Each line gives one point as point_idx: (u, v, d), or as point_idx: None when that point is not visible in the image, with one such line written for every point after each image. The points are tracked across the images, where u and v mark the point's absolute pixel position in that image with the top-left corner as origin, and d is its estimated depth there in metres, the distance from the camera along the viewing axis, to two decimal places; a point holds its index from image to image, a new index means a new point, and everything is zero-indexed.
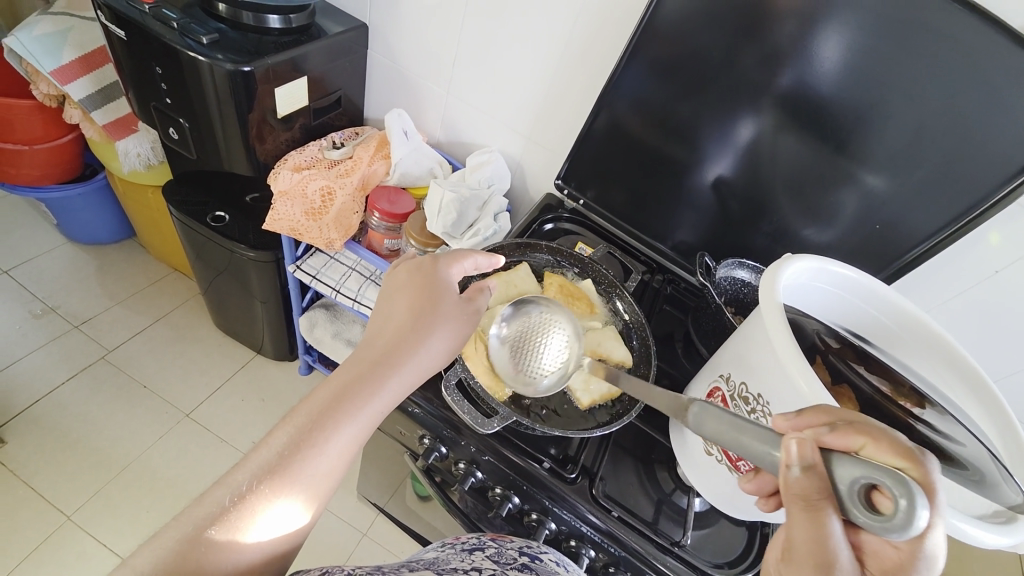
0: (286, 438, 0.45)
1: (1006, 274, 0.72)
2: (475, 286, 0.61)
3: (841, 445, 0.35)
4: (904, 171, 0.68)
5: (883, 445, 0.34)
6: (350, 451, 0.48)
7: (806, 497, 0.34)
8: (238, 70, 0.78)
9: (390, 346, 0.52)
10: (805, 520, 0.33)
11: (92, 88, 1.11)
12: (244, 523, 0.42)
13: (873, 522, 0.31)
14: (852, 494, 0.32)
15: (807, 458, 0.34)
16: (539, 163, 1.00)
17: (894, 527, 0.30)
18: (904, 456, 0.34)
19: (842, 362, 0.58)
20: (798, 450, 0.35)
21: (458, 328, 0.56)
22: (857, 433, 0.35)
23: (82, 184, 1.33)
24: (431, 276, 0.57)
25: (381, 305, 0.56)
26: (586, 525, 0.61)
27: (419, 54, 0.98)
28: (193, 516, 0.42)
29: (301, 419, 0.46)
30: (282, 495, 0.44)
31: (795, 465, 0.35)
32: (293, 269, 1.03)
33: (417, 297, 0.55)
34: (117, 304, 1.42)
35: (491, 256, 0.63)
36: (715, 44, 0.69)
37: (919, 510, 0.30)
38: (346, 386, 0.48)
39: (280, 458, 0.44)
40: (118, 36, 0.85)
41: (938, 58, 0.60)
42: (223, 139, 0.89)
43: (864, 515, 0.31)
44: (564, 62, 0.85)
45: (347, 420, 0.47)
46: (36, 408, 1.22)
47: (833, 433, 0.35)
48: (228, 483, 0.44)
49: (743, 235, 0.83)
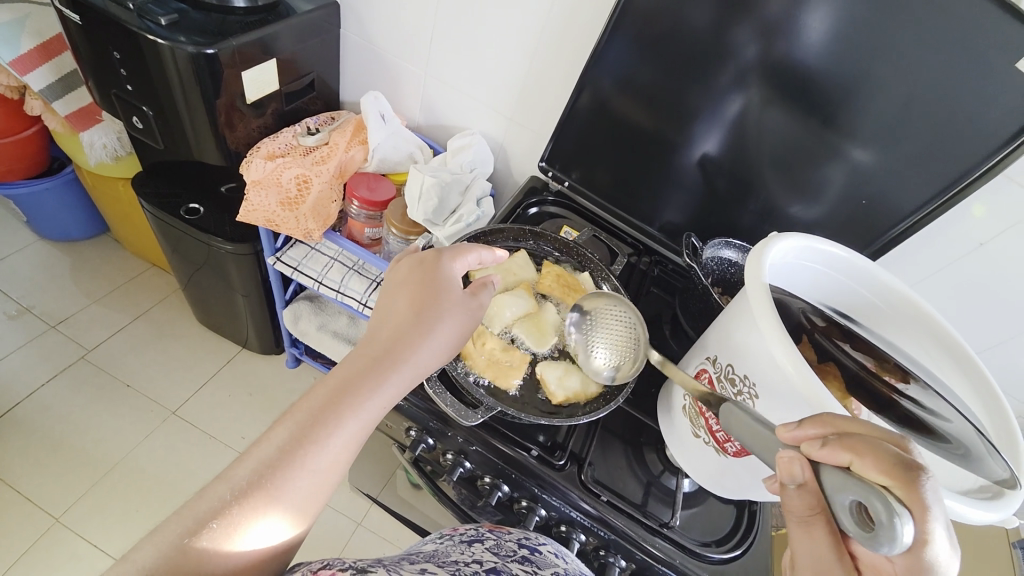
0: (288, 433, 0.44)
1: (990, 247, 0.72)
2: (478, 281, 0.59)
3: (834, 461, 0.36)
4: (890, 144, 0.67)
5: (872, 459, 0.34)
6: (351, 448, 0.47)
7: (802, 510, 0.37)
8: (201, 54, 0.75)
9: (392, 340, 0.51)
10: (805, 531, 0.37)
11: (52, 77, 1.05)
12: (243, 523, 0.41)
13: (860, 536, 0.33)
14: (840, 508, 0.35)
15: (799, 476, 0.37)
16: (522, 145, 0.97)
17: (873, 542, 0.32)
18: (894, 472, 0.33)
19: (827, 340, 0.57)
20: (788, 472, 0.37)
21: (461, 322, 0.55)
22: (851, 448, 0.35)
23: (50, 179, 1.28)
24: (433, 271, 0.55)
25: (381, 300, 0.55)
26: (577, 511, 0.61)
27: (394, 33, 0.94)
28: (195, 510, 0.41)
29: (302, 415, 0.45)
30: (281, 493, 0.43)
31: (791, 483, 0.38)
32: (273, 261, 1.01)
33: (419, 292, 0.54)
34: (95, 302, 1.39)
35: (493, 249, 0.61)
36: (699, 16, 0.67)
37: (898, 527, 0.31)
38: (346, 382, 0.48)
39: (281, 454, 0.43)
40: (72, 19, 0.80)
41: (925, 27, 0.58)
42: (191, 127, 0.85)
43: (851, 529, 0.34)
44: (544, 38, 0.82)
45: (348, 416, 0.46)
46: (17, 410, 1.19)
47: (824, 447, 0.36)
48: (230, 477, 0.43)
49: (730, 214, 0.82)
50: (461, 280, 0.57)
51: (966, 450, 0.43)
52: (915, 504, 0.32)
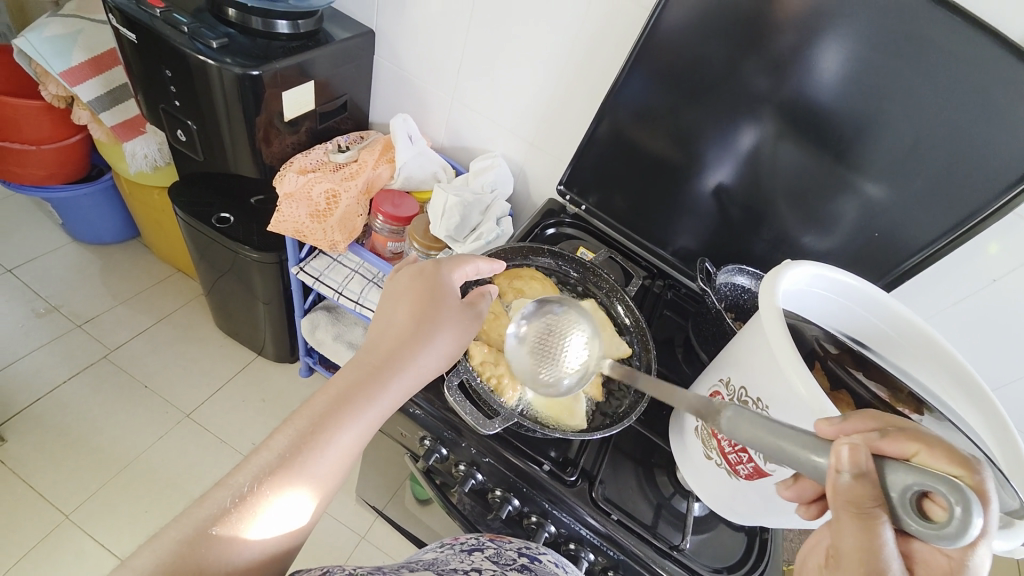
0: (289, 439, 0.47)
1: (1004, 283, 0.73)
2: (477, 290, 0.62)
3: (895, 451, 0.34)
4: (902, 180, 0.68)
5: (937, 450, 0.33)
6: (349, 454, 0.49)
7: (855, 504, 0.32)
8: (246, 74, 0.80)
9: (391, 350, 0.53)
10: (859, 528, 0.32)
11: (101, 90, 1.12)
12: (244, 524, 0.43)
13: (926, 532, 0.30)
14: (904, 502, 0.31)
15: (860, 465, 0.32)
16: (541, 168, 1.01)
17: (946, 536, 0.30)
18: (962, 465, 0.32)
19: (841, 368, 0.62)
20: (851, 456, 0.33)
21: (458, 335, 0.57)
22: (909, 438, 0.34)
23: (88, 185, 1.35)
24: (433, 283, 0.57)
25: (383, 309, 0.57)
26: (586, 528, 0.62)
27: (424, 60, 0.99)
28: (192, 518, 0.42)
29: (302, 423, 0.48)
30: (278, 499, 0.45)
31: (846, 470, 0.33)
32: (296, 271, 1.04)
33: (419, 304, 0.56)
34: (120, 304, 1.43)
35: (492, 260, 0.63)
36: (717, 53, 0.70)
37: (976, 519, 0.29)
38: (346, 390, 0.50)
39: (280, 461, 0.46)
40: (129, 39, 0.86)
41: (936, 72, 0.61)
42: (231, 142, 0.90)
43: (916, 525, 0.31)
44: (568, 68, 0.86)
45: (348, 423, 0.49)
46: (38, 406, 1.22)
47: (884, 438, 0.34)
48: (231, 484, 0.44)
49: (744, 242, 0.84)
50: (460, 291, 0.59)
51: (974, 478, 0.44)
52: (987, 500, 0.31)
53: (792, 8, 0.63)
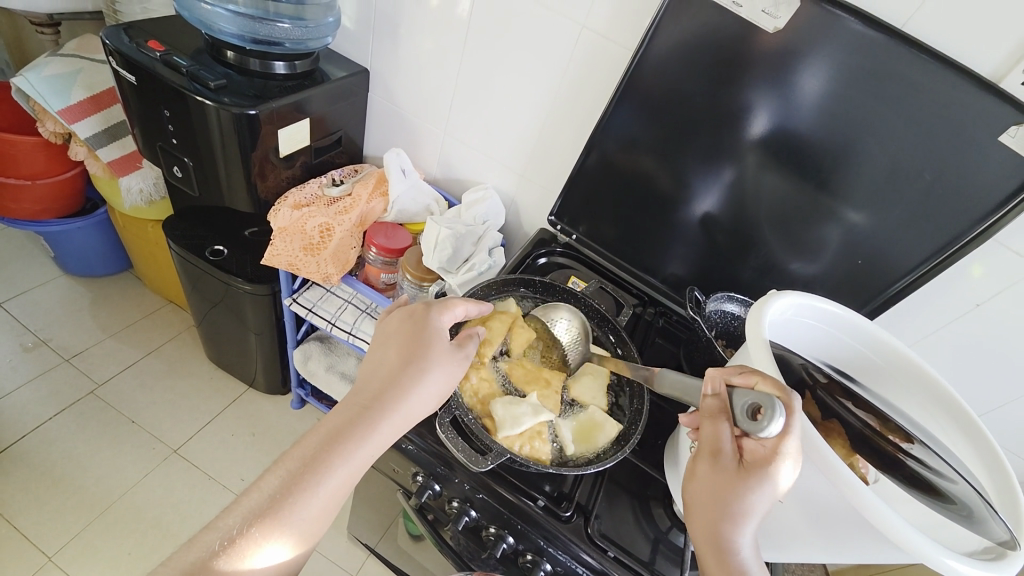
0: (277, 482, 0.49)
1: (987, 307, 0.74)
2: (464, 332, 0.62)
3: (744, 382, 0.47)
4: (883, 208, 0.71)
5: (770, 380, 0.46)
6: (339, 494, 0.51)
7: (709, 411, 0.49)
8: (243, 113, 0.82)
9: (379, 392, 0.54)
10: (708, 428, 0.48)
11: (99, 127, 1.14)
12: (231, 568, 0.45)
13: (751, 428, 0.43)
14: (742, 409, 0.45)
15: (715, 387, 0.49)
16: (532, 199, 1.03)
17: (760, 428, 0.43)
18: (781, 390, 0.45)
19: (830, 397, 0.58)
20: (709, 383, 0.50)
21: (446, 376, 0.57)
22: (756, 374, 0.47)
23: (82, 219, 1.35)
24: (420, 326, 0.58)
25: (374, 351, 0.59)
26: (581, 565, 0.61)
27: (416, 96, 1.02)
28: (179, 563, 0.44)
29: (292, 464, 0.50)
30: (271, 537, 0.47)
31: (709, 393, 0.50)
32: (290, 302, 1.04)
33: (407, 346, 0.57)
34: (110, 337, 1.41)
35: (480, 303, 0.64)
36: (698, 90, 0.74)
37: (773, 416, 0.42)
38: (336, 432, 0.52)
39: (270, 503, 0.48)
40: (129, 79, 0.88)
41: (909, 106, 0.64)
42: (226, 176, 0.92)
43: (743, 423, 0.45)
44: (557, 104, 0.89)
45: (338, 465, 0.50)
46: (23, 443, 1.19)
47: (740, 374, 0.48)
48: (218, 528, 0.47)
49: (731, 270, 0.85)
50: (449, 333, 0.60)
51: (971, 511, 0.48)
52: (791, 411, 0.44)
53: (766, 50, 0.67)
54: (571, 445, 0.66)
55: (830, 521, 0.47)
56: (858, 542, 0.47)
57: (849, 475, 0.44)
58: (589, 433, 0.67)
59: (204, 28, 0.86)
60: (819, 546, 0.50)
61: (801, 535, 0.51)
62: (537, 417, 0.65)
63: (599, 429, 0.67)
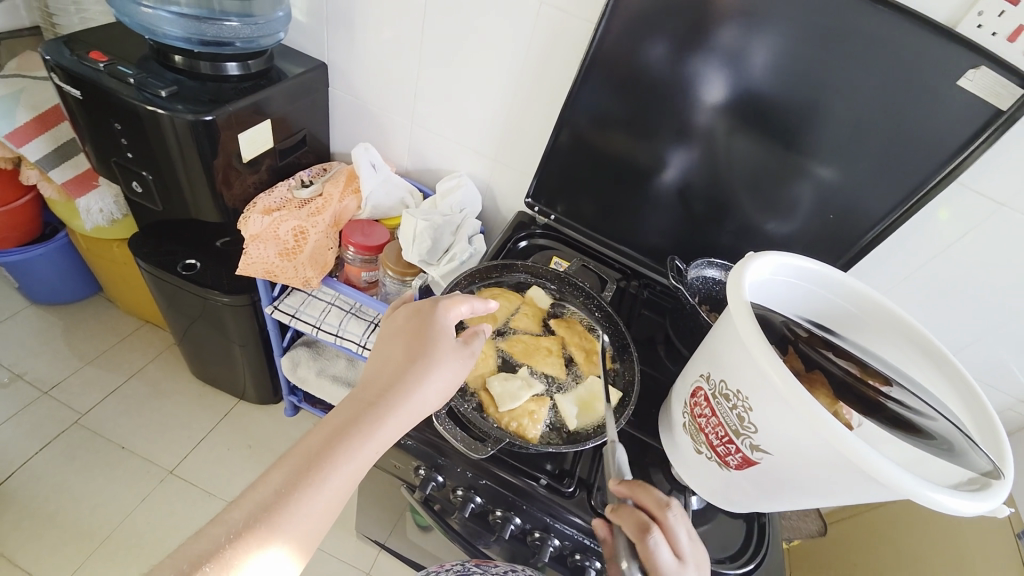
0: (283, 477, 0.48)
1: (955, 249, 0.77)
2: (470, 329, 0.61)
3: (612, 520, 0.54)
4: (851, 162, 0.72)
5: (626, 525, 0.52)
6: (346, 488, 0.50)
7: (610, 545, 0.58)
8: (199, 120, 0.79)
9: (385, 388, 0.54)
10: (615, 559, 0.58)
11: (48, 147, 1.09)
12: (236, 562, 0.44)
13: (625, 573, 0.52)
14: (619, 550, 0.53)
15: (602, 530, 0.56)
16: (507, 183, 1.02)
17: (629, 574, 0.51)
18: (636, 533, 0.51)
19: (812, 349, 0.60)
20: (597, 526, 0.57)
21: (454, 373, 0.57)
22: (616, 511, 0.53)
23: (42, 245, 1.30)
24: (427, 322, 0.58)
25: (381, 347, 0.59)
26: (590, 537, 0.62)
27: (379, 87, 1.00)
28: (186, 554, 0.44)
29: (297, 459, 0.50)
30: (277, 531, 0.46)
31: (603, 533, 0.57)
32: (271, 310, 1.02)
33: (413, 343, 0.57)
34: (88, 364, 1.37)
35: (486, 300, 0.62)
36: (663, 57, 0.73)
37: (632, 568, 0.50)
38: (342, 426, 0.52)
39: (276, 497, 0.47)
40: (73, 94, 0.84)
41: (871, 56, 0.64)
42: (189, 187, 0.89)
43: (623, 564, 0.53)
44: (522, 84, 0.88)
45: (344, 458, 0.50)
46: (10, 481, 1.16)
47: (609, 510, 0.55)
48: (225, 521, 0.46)
49: (710, 235, 0.86)
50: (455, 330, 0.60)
51: (952, 445, 0.50)
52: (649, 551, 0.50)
53: (727, 11, 0.67)
54: (573, 419, 0.67)
55: (824, 471, 0.48)
56: (854, 488, 0.48)
57: (835, 424, 0.46)
58: (588, 405, 0.68)
59: (147, 33, 0.82)
60: (814, 493, 0.51)
61: (794, 485, 0.52)
62: (527, 387, 0.68)
63: (597, 396, 0.69)
